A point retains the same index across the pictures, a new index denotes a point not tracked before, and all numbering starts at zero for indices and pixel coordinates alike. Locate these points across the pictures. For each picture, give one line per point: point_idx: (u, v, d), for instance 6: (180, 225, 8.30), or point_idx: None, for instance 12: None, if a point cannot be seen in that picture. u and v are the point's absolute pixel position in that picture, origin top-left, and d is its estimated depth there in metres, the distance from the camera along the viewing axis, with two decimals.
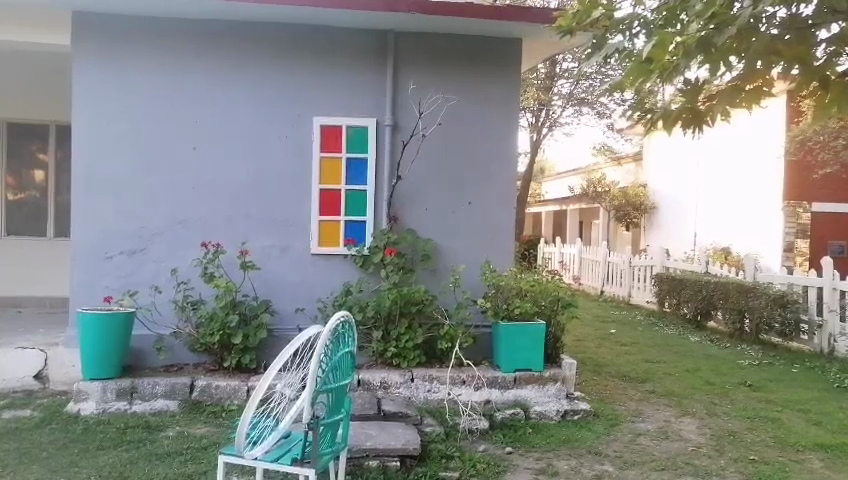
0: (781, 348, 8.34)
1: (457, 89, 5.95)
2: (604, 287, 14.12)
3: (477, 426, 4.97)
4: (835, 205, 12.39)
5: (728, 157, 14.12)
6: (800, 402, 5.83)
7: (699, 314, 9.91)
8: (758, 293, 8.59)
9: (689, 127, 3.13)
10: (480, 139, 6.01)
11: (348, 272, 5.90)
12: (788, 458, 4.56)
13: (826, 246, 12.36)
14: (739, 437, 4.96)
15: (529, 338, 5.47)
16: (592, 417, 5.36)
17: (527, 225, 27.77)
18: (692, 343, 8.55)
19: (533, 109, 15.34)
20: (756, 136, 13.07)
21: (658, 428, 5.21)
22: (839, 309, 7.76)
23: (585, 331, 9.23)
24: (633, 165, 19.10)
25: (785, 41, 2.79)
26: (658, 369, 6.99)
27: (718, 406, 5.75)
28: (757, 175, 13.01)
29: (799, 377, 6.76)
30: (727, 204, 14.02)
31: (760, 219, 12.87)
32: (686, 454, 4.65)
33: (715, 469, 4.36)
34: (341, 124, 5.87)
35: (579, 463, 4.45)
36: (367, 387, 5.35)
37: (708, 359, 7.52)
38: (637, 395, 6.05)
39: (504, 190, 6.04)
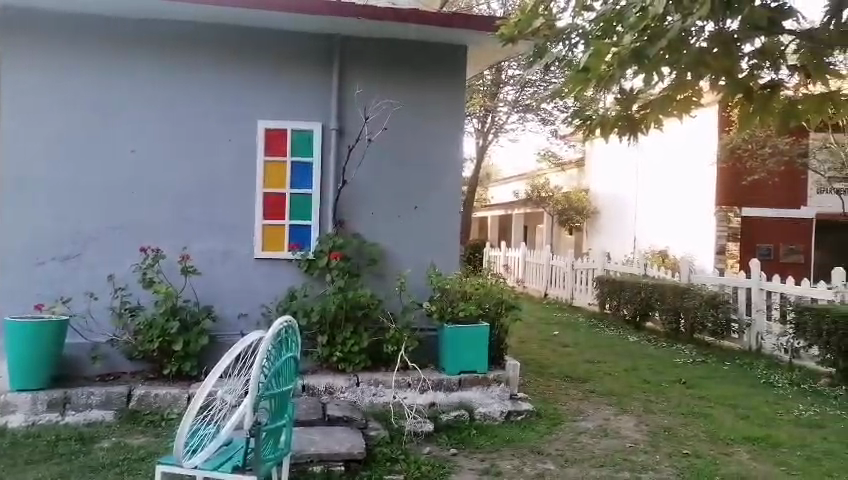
0: (714, 347, 8.69)
1: (402, 94, 5.98)
2: (548, 289, 14.42)
3: (422, 429, 4.99)
4: (763, 210, 12.97)
5: (665, 163, 14.65)
6: (731, 398, 6.10)
7: (637, 315, 10.24)
8: (692, 293, 8.95)
9: (625, 135, 3.29)
10: (427, 145, 6.05)
11: (292, 276, 5.84)
12: (719, 451, 4.76)
13: (754, 249, 12.95)
14: (673, 433, 5.15)
15: (473, 340, 5.56)
16: (534, 417, 5.46)
17: (474, 229, 28.09)
18: (631, 344, 8.83)
19: (479, 114, 15.56)
20: (690, 143, 13.60)
21: (598, 426, 5.35)
22: (765, 309, 8.12)
23: (529, 333, 9.41)
24: (575, 171, 19.58)
25: (713, 54, 2.85)
26: (598, 370, 7.18)
27: (655, 404, 5.95)
28: (691, 181, 13.55)
29: (729, 374, 7.07)
30: (664, 208, 14.54)
31: (695, 223, 13.37)
32: (624, 450, 4.80)
33: (651, 464, 4.52)
34: (285, 128, 5.81)
35: (521, 463, 4.54)
36: (312, 392, 5.32)
37: (646, 359, 7.78)
38: (578, 395, 6.20)
39: (449, 194, 6.10)
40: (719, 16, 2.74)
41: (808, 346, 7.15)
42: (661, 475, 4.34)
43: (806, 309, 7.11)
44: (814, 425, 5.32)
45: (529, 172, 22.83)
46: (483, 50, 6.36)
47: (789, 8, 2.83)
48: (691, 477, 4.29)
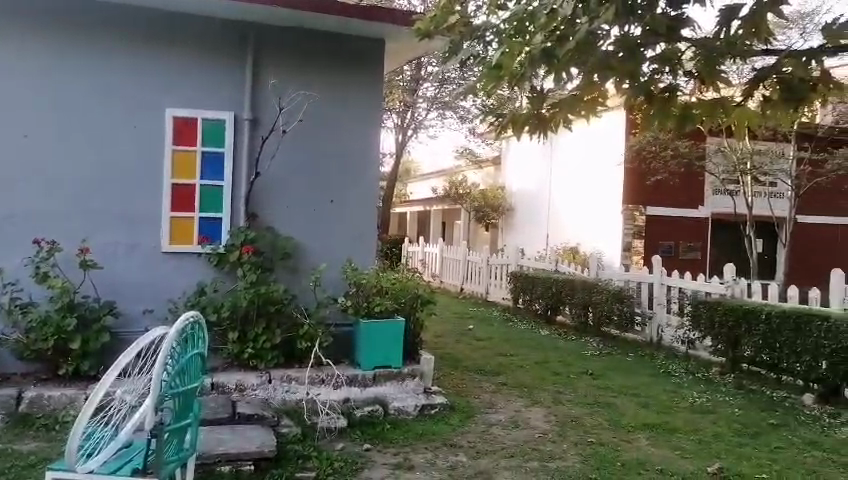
0: (619, 339, 9.11)
1: (318, 85, 5.88)
2: (463, 285, 14.64)
3: (336, 424, 4.96)
4: (665, 209, 13.70)
5: (576, 163, 15.20)
6: (634, 388, 6.40)
7: (549, 309, 10.58)
8: (600, 289, 9.33)
9: (536, 133, 3.32)
10: (343, 138, 5.99)
11: (201, 271, 5.63)
12: (621, 438, 4.99)
13: (657, 246, 13.66)
14: (579, 423, 5.35)
15: (388, 335, 5.56)
16: (448, 411, 5.52)
17: (393, 224, 28.11)
18: (542, 337, 9.11)
19: (399, 109, 15.59)
20: (600, 143, 14.18)
21: (509, 418, 5.48)
22: (666, 303, 8.58)
23: (445, 327, 9.52)
24: (492, 168, 19.99)
25: (618, 57, 2.89)
26: (511, 363, 7.35)
27: (563, 395, 6.16)
28: (601, 180, 14.13)
29: (632, 365, 7.43)
30: (576, 205, 15.10)
31: (604, 221, 13.96)
32: (533, 441, 4.95)
33: (557, 453, 4.68)
34: (195, 117, 5.60)
35: (434, 456, 4.58)
36: (221, 390, 5.15)
37: (556, 351, 8.06)
38: (490, 388, 6.33)
39: (365, 188, 6.06)
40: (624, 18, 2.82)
41: (702, 337, 7.61)
42: (566, 463, 4.51)
43: (702, 303, 7.57)
44: (706, 411, 5.68)
45: (447, 169, 23.10)
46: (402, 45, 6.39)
47: (685, 17, 2.99)
48: (594, 464, 4.47)
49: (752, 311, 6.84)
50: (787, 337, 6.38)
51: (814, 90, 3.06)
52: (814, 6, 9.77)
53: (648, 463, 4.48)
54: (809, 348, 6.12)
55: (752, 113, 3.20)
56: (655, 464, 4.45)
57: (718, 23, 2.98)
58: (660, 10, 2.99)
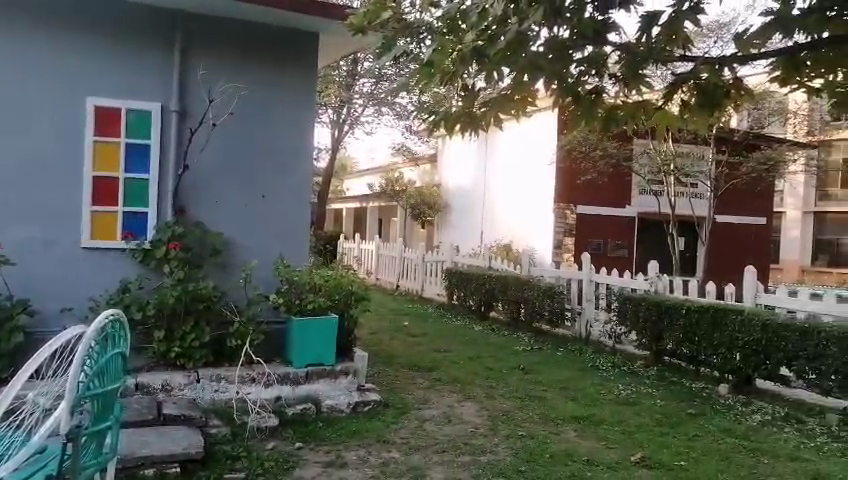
0: (550, 335, 9.35)
1: (250, 78, 5.75)
2: (399, 282, 14.67)
3: (266, 424, 4.88)
4: (595, 208, 14.14)
5: (510, 162, 15.47)
6: (562, 382, 6.59)
7: (482, 305, 10.75)
8: (532, 285, 9.55)
9: (467, 130, 3.30)
10: (276, 132, 5.88)
11: (125, 267, 5.41)
12: (549, 431, 5.12)
13: (587, 243, 14.08)
14: (509, 417, 5.46)
15: (321, 332, 5.51)
16: (381, 408, 5.53)
17: (329, 220, 27.80)
18: (476, 333, 9.25)
19: (335, 105, 15.62)
20: (533, 143, 14.49)
21: (442, 413, 5.54)
22: (594, 299, 8.86)
23: (379, 324, 9.53)
24: (428, 166, 20.12)
25: (547, 58, 2.93)
26: (444, 358, 7.42)
27: (495, 390, 6.27)
28: (533, 179, 14.44)
29: (561, 359, 7.65)
30: (509, 204, 15.38)
31: (536, 218, 14.30)
32: (465, 436, 5.01)
33: (488, 447, 4.76)
34: (119, 106, 5.37)
35: (367, 452, 4.58)
36: (146, 391, 4.99)
37: (488, 347, 8.20)
38: (424, 384, 6.38)
39: (298, 183, 5.98)
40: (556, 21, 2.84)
41: (628, 331, 7.91)
42: (497, 456, 4.59)
43: (628, 299, 7.86)
44: (630, 403, 5.90)
45: (383, 166, 23.10)
46: (336, 40, 6.33)
47: (612, 22, 3.05)
48: (525, 456, 4.58)
49: (673, 306, 7.16)
50: (705, 330, 6.70)
51: (728, 96, 3.23)
52: (731, 18, 10.27)
53: (576, 454, 4.61)
54: (724, 341, 6.46)
55: (672, 115, 3.37)
56: (581, 455, 4.59)
57: (640, 29, 3.08)
58: (587, 15, 3.02)
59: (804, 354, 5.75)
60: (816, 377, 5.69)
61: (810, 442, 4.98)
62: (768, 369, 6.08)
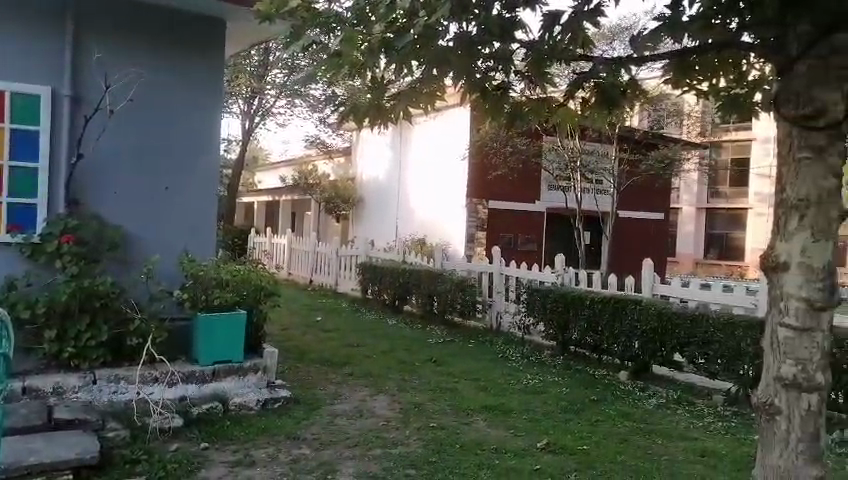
0: (461, 326, 9.53)
1: (152, 64, 5.48)
2: (312, 277, 14.48)
3: (170, 425, 4.71)
4: (506, 203, 14.50)
5: (424, 157, 15.58)
6: (474, 373, 6.73)
7: (396, 299, 10.81)
8: (444, 278, 9.72)
9: (375, 123, 3.26)
10: (180, 122, 5.65)
11: (11, 262, 5.04)
12: (459, 422, 5.21)
13: (498, 237, 14.42)
14: (421, 409, 5.50)
15: (228, 329, 5.34)
16: (292, 404, 5.45)
17: (239, 214, 27.00)
18: (389, 326, 9.29)
19: (245, 95, 15.28)
20: (448, 139, 14.65)
21: (354, 408, 5.51)
22: (504, 291, 9.09)
23: (292, 319, 9.39)
24: (342, 159, 19.98)
25: (454, 52, 2.94)
26: (357, 352, 7.41)
27: (408, 382, 6.32)
28: (448, 175, 14.61)
29: (472, 351, 7.80)
30: (424, 199, 15.51)
31: (450, 212, 14.51)
32: (377, 429, 5.01)
33: (400, 439, 4.78)
34: (4, 89, 4.98)
35: (276, 450, 4.49)
36: (35, 395, 4.67)
37: (401, 340, 8.25)
38: (336, 378, 6.33)
39: (204, 175, 5.77)
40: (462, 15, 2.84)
41: (536, 322, 8.17)
42: (408, 448, 4.62)
43: (535, 291, 8.11)
44: (538, 392, 6.10)
45: (296, 158, 22.74)
46: (240, 26, 6.11)
47: (518, 20, 3.02)
48: (435, 447, 4.63)
49: (578, 297, 7.46)
50: (607, 320, 7.02)
51: (624, 95, 3.38)
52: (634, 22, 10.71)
53: (484, 443, 4.72)
54: (625, 330, 6.80)
55: (574, 112, 3.51)
56: (490, 444, 4.70)
57: (543, 27, 3.11)
58: (495, 11, 2.96)
59: (695, 341, 6.13)
60: (704, 362, 6.09)
61: (699, 422, 5.33)
62: (664, 355, 6.46)
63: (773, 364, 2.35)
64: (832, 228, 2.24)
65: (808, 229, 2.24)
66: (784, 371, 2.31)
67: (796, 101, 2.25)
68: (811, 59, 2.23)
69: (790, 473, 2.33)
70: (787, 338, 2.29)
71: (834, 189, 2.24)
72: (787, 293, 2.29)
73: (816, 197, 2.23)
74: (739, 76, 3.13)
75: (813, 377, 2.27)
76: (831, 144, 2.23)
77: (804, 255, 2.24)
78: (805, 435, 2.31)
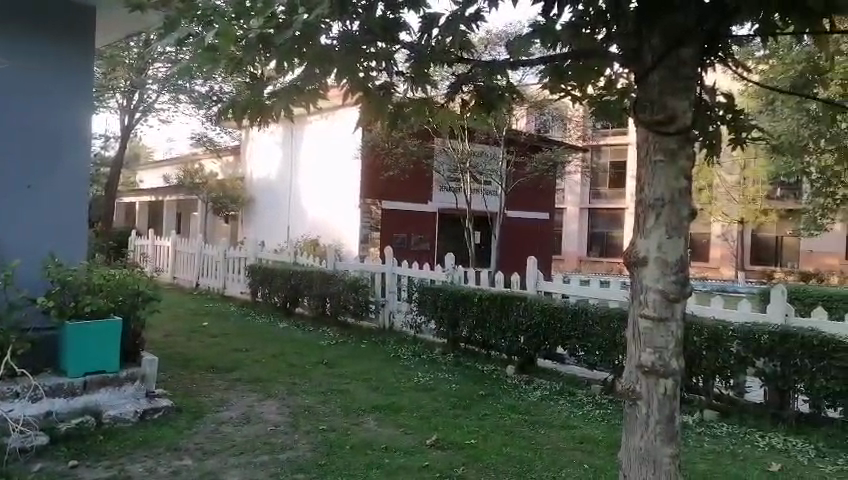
0: (354, 327, 9.49)
1: (10, 53, 5.05)
2: (199, 281, 13.89)
3: (32, 443, 4.33)
4: (399, 203, 14.63)
5: (315, 157, 15.40)
6: (365, 373, 6.72)
7: (288, 301, 10.58)
8: (336, 280, 9.67)
9: (256, 120, 3.17)
10: (45, 115, 5.24)
11: None
12: (350, 423, 5.18)
13: (391, 237, 14.52)
14: (310, 412, 5.42)
15: (100, 337, 5.01)
16: (173, 414, 5.20)
17: (120, 215, 25.37)
18: (279, 329, 9.07)
19: (124, 90, 14.44)
20: (339, 139, 14.63)
21: (241, 414, 5.34)
22: (396, 291, 9.18)
23: (175, 325, 8.95)
24: (232, 159, 19.34)
25: (335, 50, 2.92)
26: (245, 357, 7.19)
27: (298, 386, 6.20)
28: (340, 175, 14.56)
29: (364, 351, 7.79)
30: (316, 200, 15.34)
31: (343, 213, 14.46)
32: (264, 435, 4.89)
33: (288, 444, 4.69)
34: None
35: (155, 463, 4.26)
36: None
37: (292, 343, 8.09)
38: (223, 384, 6.12)
39: (73, 173, 5.38)
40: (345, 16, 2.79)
41: (427, 320, 8.28)
42: (297, 452, 4.54)
43: (427, 290, 8.22)
44: (428, 389, 6.19)
45: (182, 157, 21.76)
46: (105, 11, 5.71)
47: (403, 21, 3.10)
48: (325, 450, 4.58)
49: (467, 295, 7.65)
50: (494, 317, 7.26)
51: (502, 97, 3.49)
52: None
53: (374, 443, 4.71)
54: (510, 326, 7.06)
55: (455, 114, 3.57)
56: (380, 443, 4.72)
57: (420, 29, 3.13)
58: (377, 11, 2.99)
59: (576, 334, 6.46)
60: (584, 353, 6.42)
61: (579, 411, 5.63)
62: (547, 348, 6.76)
63: (634, 353, 2.52)
64: (682, 225, 2.43)
65: (663, 226, 2.42)
66: (644, 359, 2.48)
67: (651, 108, 2.44)
68: (663, 69, 2.41)
69: (650, 454, 2.50)
70: (647, 329, 2.46)
71: (685, 189, 2.43)
72: (646, 286, 2.46)
73: (669, 197, 2.42)
74: (609, 84, 3.34)
75: (669, 363, 2.45)
76: (681, 147, 2.42)
77: (660, 250, 2.43)
78: (663, 417, 2.49)
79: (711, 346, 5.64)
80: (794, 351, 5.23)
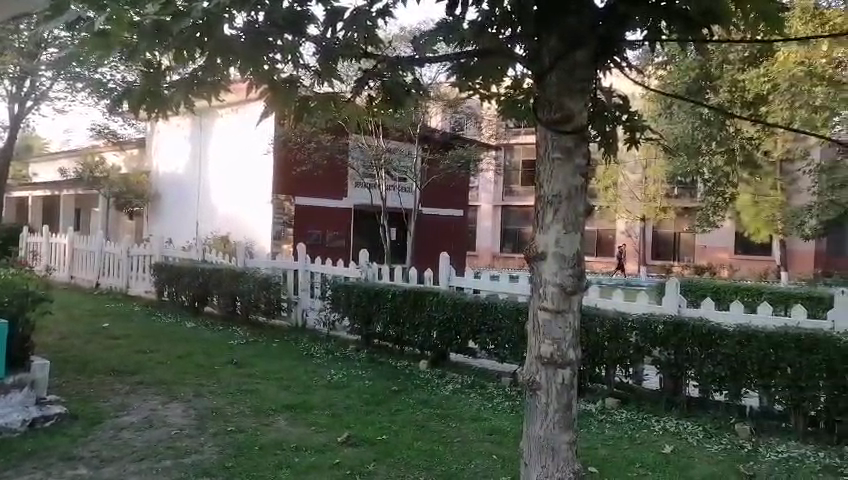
0: (266, 325, 9.30)
1: None
2: (99, 280, 13.16)
3: None
4: (313, 199, 14.43)
5: (225, 151, 14.96)
6: (276, 372, 6.59)
7: (196, 301, 10.22)
8: (247, 277, 9.42)
9: (153, 111, 3.04)
10: None
11: None
12: (261, 423, 5.07)
13: (306, 233, 14.31)
14: (219, 413, 5.26)
15: None
16: (67, 421, 4.92)
17: (10, 210, 23.61)
18: (186, 329, 8.74)
19: (13, 76, 13.46)
20: (251, 134, 14.28)
21: (143, 418, 5.11)
22: (310, 288, 9.09)
23: (72, 327, 8.44)
24: (136, 151, 18.47)
25: (240, 42, 2.83)
26: (148, 359, 6.88)
27: (205, 387, 6.00)
28: (251, 170, 14.22)
29: (276, 350, 7.64)
30: (226, 196, 14.91)
31: (254, 210, 14.13)
32: (168, 439, 4.70)
33: (194, 447, 4.53)
34: None
35: (46, 474, 4.00)
36: None
37: (200, 343, 7.81)
38: (123, 388, 5.83)
39: None
40: (249, 8, 2.70)
41: (341, 318, 8.22)
42: (202, 455, 4.39)
43: (340, 287, 8.15)
44: (340, 387, 6.14)
45: (82, 149, 20.55)
46: None
47: (311, 14, 3.03)
48: (233, 451, 4.46)
49: (381, 292, 7.65)
50: (407, 313, 7.32)
51: (409, 94, 3.50)
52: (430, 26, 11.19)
53: (284, 442, 4.63)
54: (424, 321, 7.14)
55: (362, 109, 3.55)
56: (291, 442, 4.64)
57: (325, 23, 3.08)
58: (284, 4, 2.91)
59: (485, 328, 6.60)
60: (493, 346, 6.56)
61: (490, 403, 5.76)
62: (458, 343, 6.86)
63: (535, 344, 2.61)
64: (579, 221, 2.53)
65: (560, 222, 2.52)
66: (544, 350, 2.57)
67: (550, 107, 2.53)
68: (559, 70, 2.50)
69: (548, 441, 2.60)
70: (546, 320, 2.55)
71: (580, 185, 2.53)
72: (545, 279, 2.55)
73: (566, 193, 2.51)
74: (516, 84, 3.41)
75: (566, 353, 2.55)
76: (577, 146, 2.52)
77: (559, 244, 2.52)
78: (561, 405, 2.58)
79: (612, 338, 5.94)
80: (685, 340, 5.56)
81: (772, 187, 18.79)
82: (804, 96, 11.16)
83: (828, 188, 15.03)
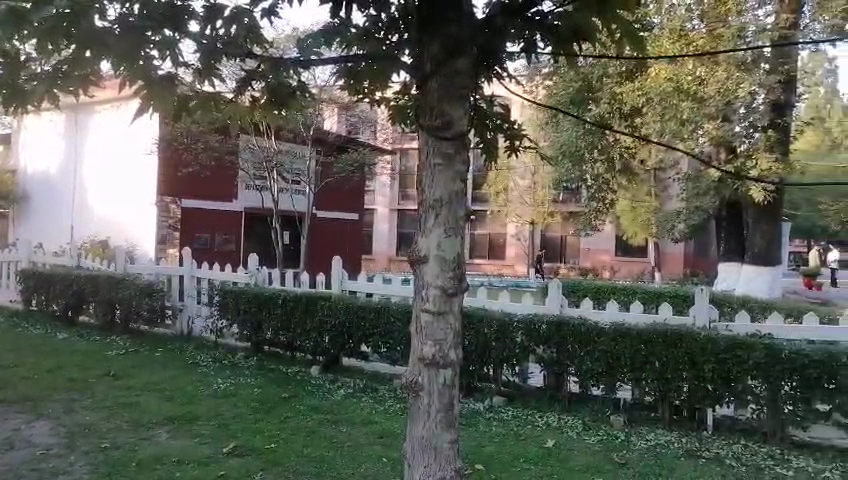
0: (147, 334, 8.85)
1: None
2: None
3: None
4: (201, 201, 13.88)
5: (102, 151, 14.09)
6: (157, 383, 6.26)
7: (69, 309, 9.53)
8: (127, 283, 8.88)
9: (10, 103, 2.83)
10: None
11: None
12: (138, 438, 4.80)
13: (193, 237, 13.72)
14: (91, 430, 4.93)
15: None
16: None
17: None
18: (57, 340, 8.13)
19: None
20: (131, 133, 13.54)
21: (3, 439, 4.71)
22: (196, 294, 8.71)
23: None
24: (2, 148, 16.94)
25: (113, 35, 2.64)
26: (10, 374, 6.33)
27: (77, 402, 5.60)
28: (132, 171, 13.48)
29: (159, 360, 7.27)
30: (104, 198, 14.05)
31: (136, 213, 13.44)
32: (31, 460, 4.35)
33: (62, 467, 4.21)
34: None
35: None
36: None
37: (71, 355, 7.27)
38: None
39: None
40: None
41: (229, 325, 7.95)
42: (71, 476, 4.08)
43: (228, 292, 7.89)
44: (227, 395, 5.94)
45: None
46: None
47: (191, 9, 2.98)
48: (106, 470, 4.19)
49: (270, 298, 7.48)
50: (299, 318, 7.21)
51: (295, 97, 3.43)
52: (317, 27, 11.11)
53: (164, 456, 4.41)
54: (315, 326, 7.05)
55: (245, 109, 3.45)
56: (171, 456, 4.42)
57: (204, 19, 2.99)
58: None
59: (378, 332, 6.60)
60: (386, 349, 6.60)
61: (381, 406, 5.78)
62: (351, 347, 6.84)
63: (417, 346, 2.65)
64: (459, 225, 2.61)
65: (441, 226, 2.58)
66: (426, 351, 2.61)
67: (431, 113, 2.59)
68: (440, 77, 2.56)
69: (431, 441, 2.65)
70: (428, 322, 2.59)
71: (459, 191, 2.60)
72: (426, 282, 2.60)
73: (447, 198, 2.58)
74: (403, 90, 3.43)
75: (447, 354, 2.61)
76: (457, 152, 2.59)
77: (440, 248, 2.57)
78: (442, 406, 2.64)
79: (498, 338, 6.13)
80: (566, 338, 5.84)
81: (647, 194, 20.99)
82: (673, 109, 11.82)
83: (694, 194, 15.46)
